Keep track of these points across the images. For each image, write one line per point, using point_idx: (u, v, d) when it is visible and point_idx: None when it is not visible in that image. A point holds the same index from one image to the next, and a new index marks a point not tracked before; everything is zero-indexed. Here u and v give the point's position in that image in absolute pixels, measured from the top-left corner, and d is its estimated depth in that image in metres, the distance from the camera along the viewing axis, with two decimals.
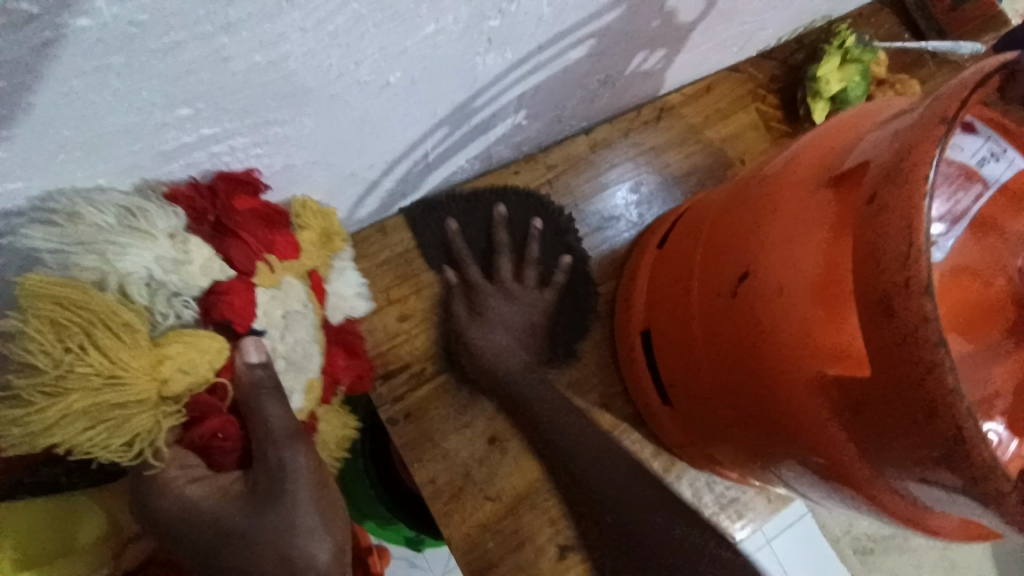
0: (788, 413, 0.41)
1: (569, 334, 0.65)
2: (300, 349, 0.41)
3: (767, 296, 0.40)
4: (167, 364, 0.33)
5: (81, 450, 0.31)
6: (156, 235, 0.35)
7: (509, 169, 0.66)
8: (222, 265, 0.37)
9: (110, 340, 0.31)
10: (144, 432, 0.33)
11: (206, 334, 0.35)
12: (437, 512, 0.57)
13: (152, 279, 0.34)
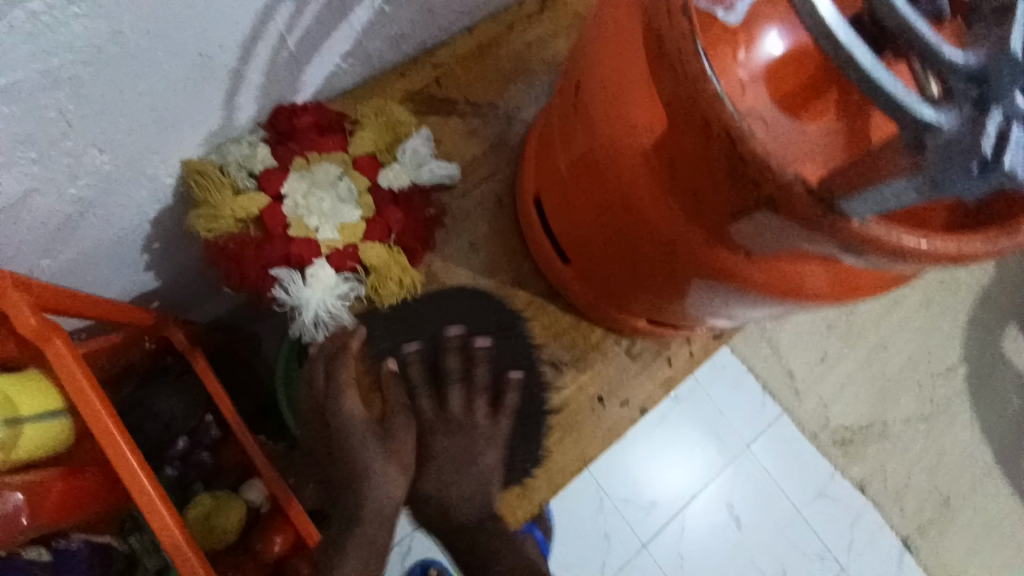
0: (632, 206, 0.42)
1: (474, 220, 0.66)
2: (328, 206, 0.60)
3: (596, 95, 0.42)
4: (236, 202, 0.58)
5: (195, 225, 0.58)
6: (231, 150, 0.59)
7: (395, 71, 0.67)
8: (269, 156, 0.60)
9: (217, 187, 0.58)
10: (222, 223, 0.58)
11: (256, 196, 0.59)
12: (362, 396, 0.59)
13: (233, 163, 0.59)
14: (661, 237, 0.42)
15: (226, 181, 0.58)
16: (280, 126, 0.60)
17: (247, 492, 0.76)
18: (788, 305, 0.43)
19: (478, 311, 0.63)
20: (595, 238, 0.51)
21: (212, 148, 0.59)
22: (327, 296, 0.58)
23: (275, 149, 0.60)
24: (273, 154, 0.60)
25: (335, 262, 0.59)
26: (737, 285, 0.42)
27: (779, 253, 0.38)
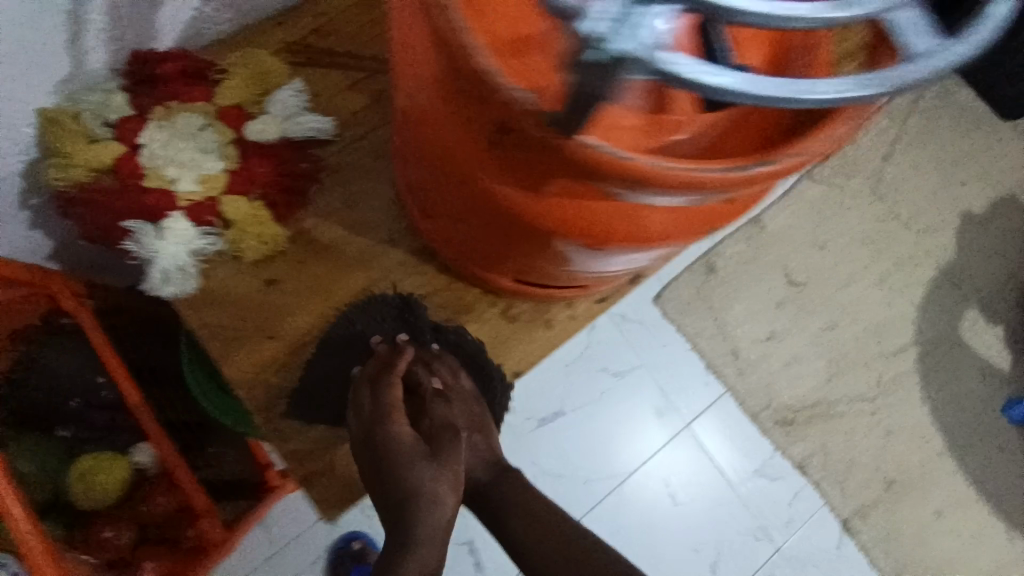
0: (454, 162, 0.40)
1: (348, 173, 0.64)
2: (187, 157, 0.58)
3: (399, 50, 0.39)
4: (90, 151, 0.56)
5: (50, 175, 0.57)
6: (86, 97, 0.57)
7: (271, 21, 0.65)
8: (126, 103, 0.58)
9: (69, 136, 0.56)
10: (77, 172, 0.56)
11: (113, 145, 0.57)
12: (216, 351, 0.57)
13: (88, 111, 0.57)
14: (488, 194, 0.40)
15: (80, 128, 0.57)
16: (139, 74, 0.59)
17: (135, 453, 0.77)
18: (638, 248, 0.42)
19: (346, 268, 0.62)
20: (444, 199, 0.49)
21: (66, 94, 0.57)
22: (181, 248, 0.56)
23: (134, 97, 0.59)
24: (131, 102, 0.58)
25: (191, 215, 0.57)
26: (577, 234, 0.40)
27: (604, 194, 0.35)
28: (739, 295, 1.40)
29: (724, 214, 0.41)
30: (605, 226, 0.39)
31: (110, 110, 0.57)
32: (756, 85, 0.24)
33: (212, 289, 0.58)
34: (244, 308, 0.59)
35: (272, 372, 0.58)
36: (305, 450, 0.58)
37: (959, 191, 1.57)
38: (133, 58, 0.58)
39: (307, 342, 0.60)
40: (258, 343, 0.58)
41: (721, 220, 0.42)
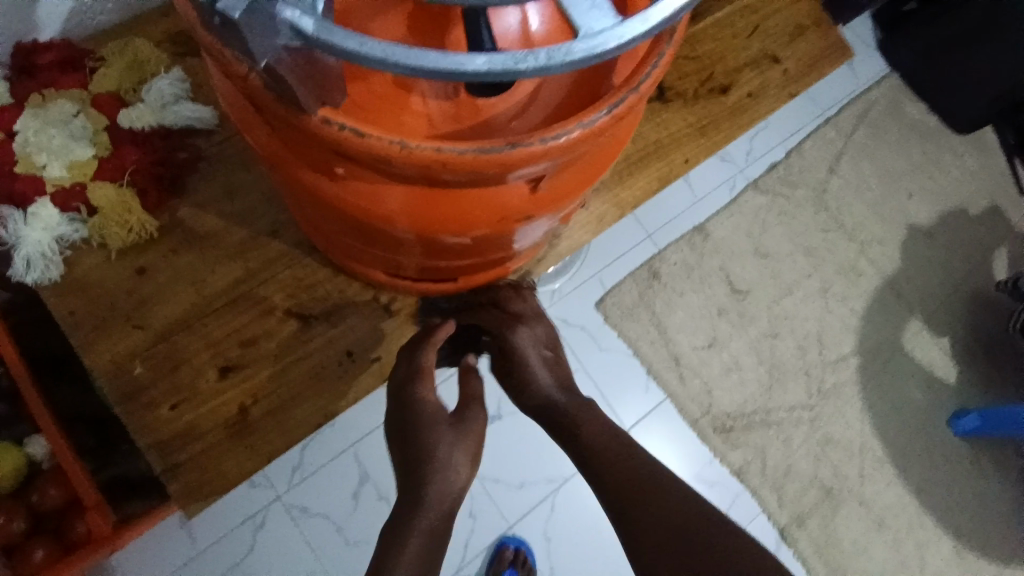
0: (276, 160, 0.41)
1: (231, 164, 0.63)
2: (56, 143, 0.58)
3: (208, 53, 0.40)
4: None
5: None
6: None
7: (159, 13, 0.65)
8: (4, 92, 0.59)
9: None
10: None
11: None
12: (77, 340, 0.57)
13: None
14: (314, 188, 0.41)
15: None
16: (19, 63, 0.60)
17: (29, 444, 0.74)
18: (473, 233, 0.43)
19: (219, 257, 0.61)
20: (294, 194, 0.49)
21: None
22: (46, 234, 0.56)
23: (13, 85, 0.59)
24: (9, 91, 0.59)
25: (59, 202, 0.58)
26: (405, 222, 0.41)
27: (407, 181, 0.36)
28: (682, 301, 1.27)
29: (555, 196, 0.42)
30: (429, 211, 0.40)
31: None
32: (388, 50, 0.23)
33: (77, 278, 0.58)
34: (109, 298, 0.58)
35: (137, 362, 0.58)
36: (167, 441, 0.57)
37: None
38: (13, 48, 0.59)
39: (176, 331, 0.59)
40: (125, 334, 0.58)
41: (556, 202, 0.43)
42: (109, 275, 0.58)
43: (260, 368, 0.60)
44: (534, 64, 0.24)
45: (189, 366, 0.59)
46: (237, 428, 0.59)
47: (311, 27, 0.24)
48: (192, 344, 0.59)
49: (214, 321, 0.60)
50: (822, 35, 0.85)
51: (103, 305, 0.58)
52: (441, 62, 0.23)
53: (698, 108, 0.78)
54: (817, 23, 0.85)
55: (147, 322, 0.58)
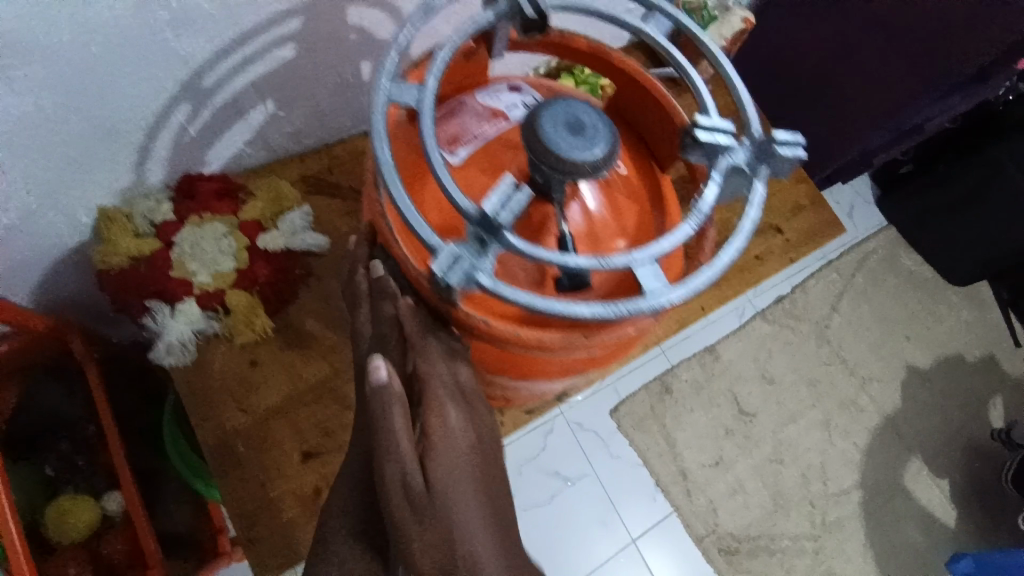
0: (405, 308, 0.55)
1: (332, 281, 0.78)
2: (207, 256, 0.74)
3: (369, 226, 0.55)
4: (131, 244, 0.72)
5: (97, 257, 0.72)
6: (140, 201, 0.74)
7: (295, 158, 0.82)
8: (169, 210, 0.74)
9: (119, 231, 0.72)
10: (117, 259, 0.71)
11: (150, 241, 0.73)
12: (195, 415, 0.69)
13: (139, 213, 0.73)
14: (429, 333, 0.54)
15: (130, 227, 0.73)
16: (185, 188, 0.75)
17: (105, 499, 0.87)
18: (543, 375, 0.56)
19: (316, 356, 0.74)
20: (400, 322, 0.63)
21: (126, 197, 0.74)
22: (187, 328, 0.70)
23: (178, 204, 0.75)
24: (173, 209, 0.75)
25: (201, 302, 0.72)
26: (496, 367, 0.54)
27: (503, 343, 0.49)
28: (691, 417, 1.50)
29: (609, 357, 0.55)
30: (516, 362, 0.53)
31: (157, 215, 0.73)
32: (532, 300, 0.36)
33: (201, 362, 0.71)
34: (224, 381, 0.71)
35: (238, 440, 0.70)
36: (250, 511, 0.68)
37: (904, 345, 1.74)
38: (183, 177, 0.75)
39: (273, 417, 0.71)
40: (233, 414, 0.70)
41: (609, 358, 0.56)
42: (230, 361, 0.72)
43: (332, 457, 0.71)
44: (622, 313, 0.37)
45: (278, 448, 0.70)
46: (305, 508, 0.69)
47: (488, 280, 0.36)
48: (283, 429, 0.71)
49: (304, 410, 0.72)
50: (818, 213, 1.02)
51: (218, 388, 0.71)
52: (565, 312, 0.36)
53: None
54: (814, 204, 1.02)
55: (252, 405, 0.71)
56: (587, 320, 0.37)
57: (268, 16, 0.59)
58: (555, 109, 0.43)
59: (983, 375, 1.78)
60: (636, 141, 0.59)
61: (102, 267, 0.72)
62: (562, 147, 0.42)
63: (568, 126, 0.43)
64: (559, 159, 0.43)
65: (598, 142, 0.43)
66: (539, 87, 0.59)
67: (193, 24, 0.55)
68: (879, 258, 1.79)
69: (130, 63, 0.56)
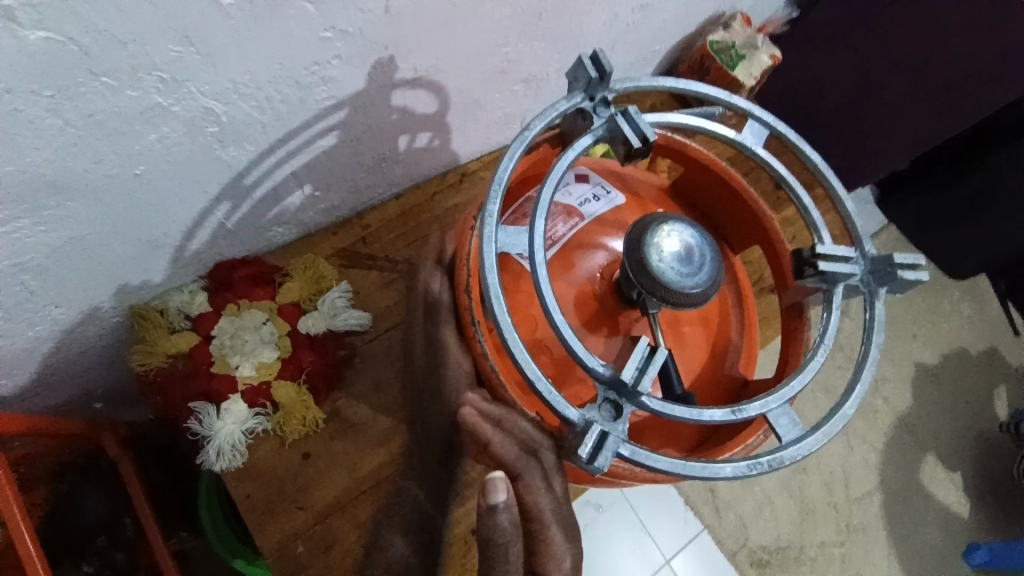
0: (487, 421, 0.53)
1: (378, 361, 0.75)
2: (249, 348, 0.70)
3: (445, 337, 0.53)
4: (167, 343, 0.68)
5: (133, 360, 0.68)
6: (173, 296, 0.70)
7: (327, 231, 0.79)
8: (204, 302, 0.71)
9: (154, 330, 0.68)
10: (154, 361, 0.68)
11: (187, 337, 0.69)
12: (251, 521, 0.66)
13: (173, 309, 0.70)
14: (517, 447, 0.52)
15: (165, 324, 0.69)
16: (219, 277, 0.71)
17: None
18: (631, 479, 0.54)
19: (370, 444, 0.72)
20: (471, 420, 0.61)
21: (158, 293, 0.70)
22: (236, 429, 0.67)
23: (212, 295, 0.71)
24: (208, 300, 0.71)
25: (247, 398, 0.69)
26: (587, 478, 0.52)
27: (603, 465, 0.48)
28: None
29: None
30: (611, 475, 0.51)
31: (192, 309, 0.70)
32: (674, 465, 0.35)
33: (254, 462, 0.68)
34: (278, 480, 0.68)
35: (298, 542, 0.67)
36: None
37: (912, 344, 1.77)
38: (216, 266, 0.71)
39: (332, 513, 0.68)
40: (290, 515, 0.67)
41: None
42: (283, 458, 0.69)
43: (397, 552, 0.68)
44: (766, 468, 0.36)
45: (341, 546, 0.68)
46: None
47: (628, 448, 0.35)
48: (344, 525, 0.68)
49: (363, 503, 0.69)
50: None
51: (273, 488, 0.68)
52: (711, 477, 0.35)
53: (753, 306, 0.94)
54: None
55: (309, 503, 0.68)
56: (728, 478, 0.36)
57: (313, 111, 0.56)
58: (661, 232, 0.41)
59: (989, 367, 1.82)
60: (709, 226, 0.58)
61: (139, 370, 0.69)
62: (671, 278, 0.41)
63: (678, 254, 0.41)
64: (670, 288, 0.41)
65: (706, 265, 0.41)
66: (606, 173, 0.57)
67: (239, 129, 0.53)
68: None
69: (176, 179, 0.54)
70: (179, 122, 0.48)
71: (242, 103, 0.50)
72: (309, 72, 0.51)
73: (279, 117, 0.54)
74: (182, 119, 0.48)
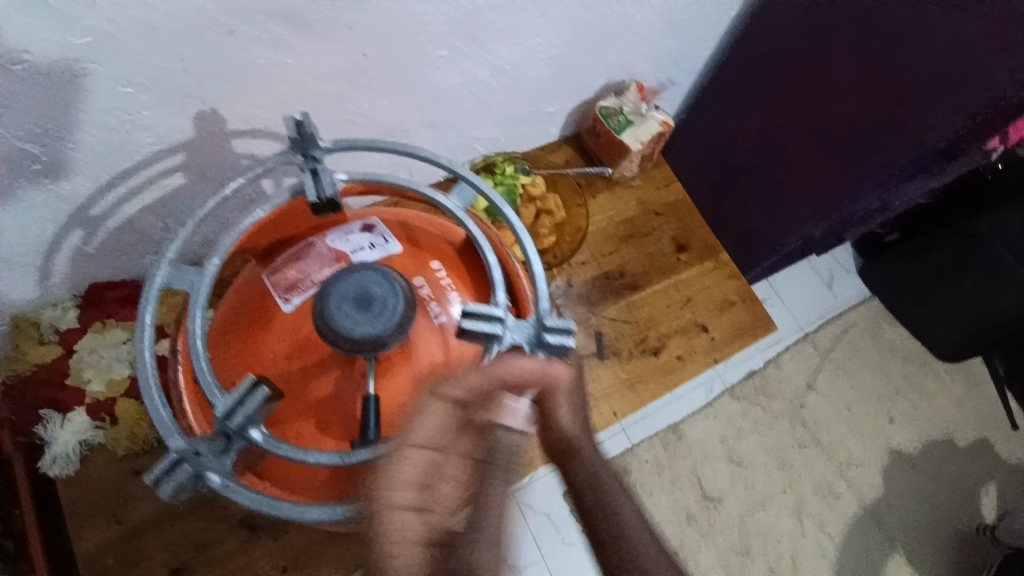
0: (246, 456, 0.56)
1: None
2: (104, 364, 0.76)
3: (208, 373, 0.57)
4: (33, 353, 0.75)
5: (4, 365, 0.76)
6: (48, 310, 0.78)
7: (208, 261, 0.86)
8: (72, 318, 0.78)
9: (24, 340, 0.76)
10: (17, 368, 0.75)
11: (51, 349, 0.76)
12: (70, 527, 0.71)
13: (45, 322, 0.77)
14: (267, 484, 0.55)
15: (35, 335, 0.76)
16: (91, 297, 0.79)
17: None
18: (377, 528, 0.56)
19: None
20: None
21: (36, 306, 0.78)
22: (72, 438, 0.73)
23: (83, 313, 0.78)
24: (77, 317, 0.78)
25: (91, 412, 0.75)
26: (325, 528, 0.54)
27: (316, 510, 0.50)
28: (650, 501, 1.44)
29: None
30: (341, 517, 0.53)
31: (60, 324, 0.77)
32: (260, 500, 0.45)
33: (83, 472, 0.73)
34: (105, 489, 0.73)
35: (109, 553, 0.71)
36: None
37: (886, 426, 1.65)
38: (91, 286, 0.78)
39: (146, 531, 0.72)
40: (104, 530, 0.71)
41: None
42: (114, 470, 0.74)
43: None
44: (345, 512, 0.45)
45: (149, 564, 0.71)
46: None
47: (222, 478, 0.44)
48: (154, 543, 0.72)
49: (179, 523, 0.72)
50: (749, 310, 1.00)
51: (97, 498, 0.73)
52: (290, 512, 0.45)
53: (630, 366, 0.93)
54: (743, 301, 1.01)
55: (127, 518, 0.72)
56: (314, 519, 0.45)
57: (145, 158, 0.64)
58: (341, 280, 0.44)
59: (974, 458, 1.68)
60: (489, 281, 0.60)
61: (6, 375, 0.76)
62: (342, 324, 0.43)
63: (354, 300, 0.44)
64: (337, 334, 0.43)
65: (383, 316, 0.44)
66: (395, 225, 0.60)
67: (68, 167, 0.60)
68: (860, 330, 1.73)
69: (18, 206, 0.62)
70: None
71: (65, 145, 0.58)
72: (126, 122, 0.59)
73: (108, 156, 0.62)
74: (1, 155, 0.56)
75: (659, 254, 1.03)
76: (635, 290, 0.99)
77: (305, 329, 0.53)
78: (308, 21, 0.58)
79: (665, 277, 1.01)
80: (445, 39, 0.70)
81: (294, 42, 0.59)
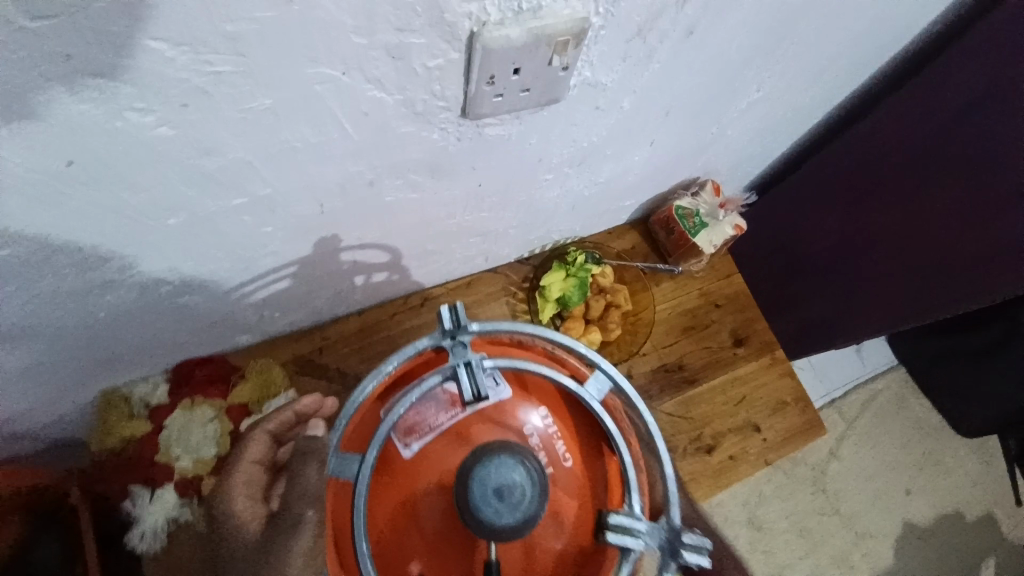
0: None
1: None
2: (192, 443, 0.80)
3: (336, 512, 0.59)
4: (128, 428, 0.79)
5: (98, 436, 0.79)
6: (142, 384, 0.80)
7: (289, 337, 0.88)
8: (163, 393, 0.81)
9: (118, 415, 0.78)
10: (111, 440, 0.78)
11: (142, 424, 0.80)
12: None
13: (138, 396, 0.80)
14: None
15: (127, 409, 0.79)
16: (182, 373, 0.81)
17: None
18: None
19: None
20: None
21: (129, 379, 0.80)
22: (160, 516, 0.79)
23: (173, 389, 0.81)
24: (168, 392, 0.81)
25: (179, 489, 0.80)
26: None
27: None
28: None
29: None
30: None
31: (152, 399, 0.80)
32: None
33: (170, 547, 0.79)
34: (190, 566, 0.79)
35: None
36: None
37: (903, 499, 1.69)
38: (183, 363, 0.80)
39: None
40: None
41: None
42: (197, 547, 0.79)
43: None
44: None
45: None
46: None
47: None
48: None
49: None
50: (801, 411, 1.03)
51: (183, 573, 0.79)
52: None
53: (685, 463, 0.97)
54: (797, 402, 1.03)
55: None
56: None
57: (262, 273, 0.66)
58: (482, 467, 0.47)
59: (982, 532, 1.73)
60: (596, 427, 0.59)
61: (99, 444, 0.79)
62: (484, 513, 0.46)
63: (495, 493, 0.47)
64: (476, 520, 0.46)
65: (518, 506, 0.47)
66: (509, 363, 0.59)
67: (193, 284, 0.63)
68: (887, 399, 1.75)
69: (141, 316, 0.64)
70: (136, 284, 0.58)
71: (196, 269, 0.60)
72: (255, 250, 0.61)
73: (231, 274, 0.64)
74: (139, 283, 0.58)
75: (718, 347, 1.04)
76: (692, 385, 1.01)
77: (426, 481, 0.54)
78: (441, 168, 0.60)
79: (723, 373, 1.03)
80: (555, 166, 0.71)
81: (423, 183, 0.61)
